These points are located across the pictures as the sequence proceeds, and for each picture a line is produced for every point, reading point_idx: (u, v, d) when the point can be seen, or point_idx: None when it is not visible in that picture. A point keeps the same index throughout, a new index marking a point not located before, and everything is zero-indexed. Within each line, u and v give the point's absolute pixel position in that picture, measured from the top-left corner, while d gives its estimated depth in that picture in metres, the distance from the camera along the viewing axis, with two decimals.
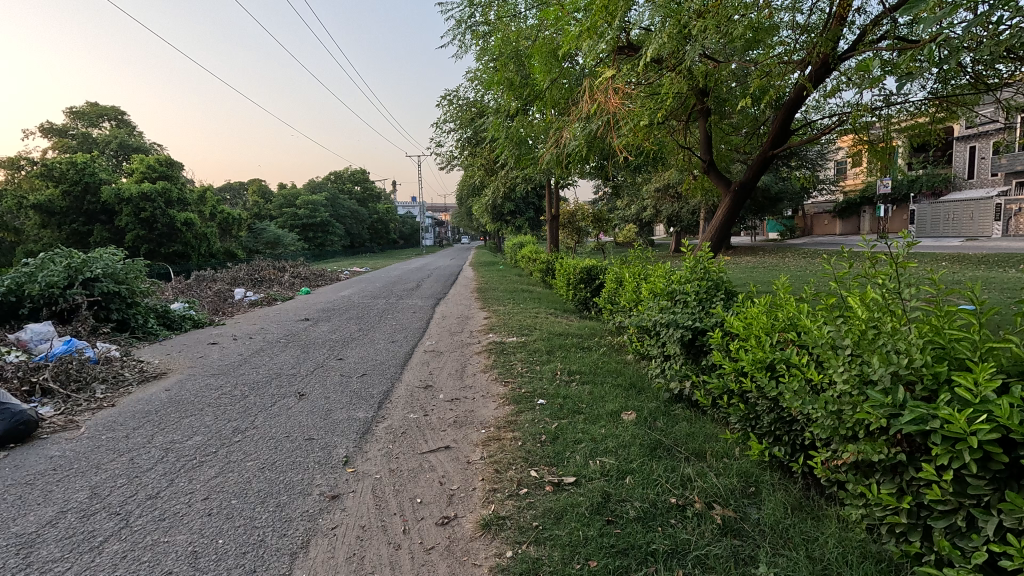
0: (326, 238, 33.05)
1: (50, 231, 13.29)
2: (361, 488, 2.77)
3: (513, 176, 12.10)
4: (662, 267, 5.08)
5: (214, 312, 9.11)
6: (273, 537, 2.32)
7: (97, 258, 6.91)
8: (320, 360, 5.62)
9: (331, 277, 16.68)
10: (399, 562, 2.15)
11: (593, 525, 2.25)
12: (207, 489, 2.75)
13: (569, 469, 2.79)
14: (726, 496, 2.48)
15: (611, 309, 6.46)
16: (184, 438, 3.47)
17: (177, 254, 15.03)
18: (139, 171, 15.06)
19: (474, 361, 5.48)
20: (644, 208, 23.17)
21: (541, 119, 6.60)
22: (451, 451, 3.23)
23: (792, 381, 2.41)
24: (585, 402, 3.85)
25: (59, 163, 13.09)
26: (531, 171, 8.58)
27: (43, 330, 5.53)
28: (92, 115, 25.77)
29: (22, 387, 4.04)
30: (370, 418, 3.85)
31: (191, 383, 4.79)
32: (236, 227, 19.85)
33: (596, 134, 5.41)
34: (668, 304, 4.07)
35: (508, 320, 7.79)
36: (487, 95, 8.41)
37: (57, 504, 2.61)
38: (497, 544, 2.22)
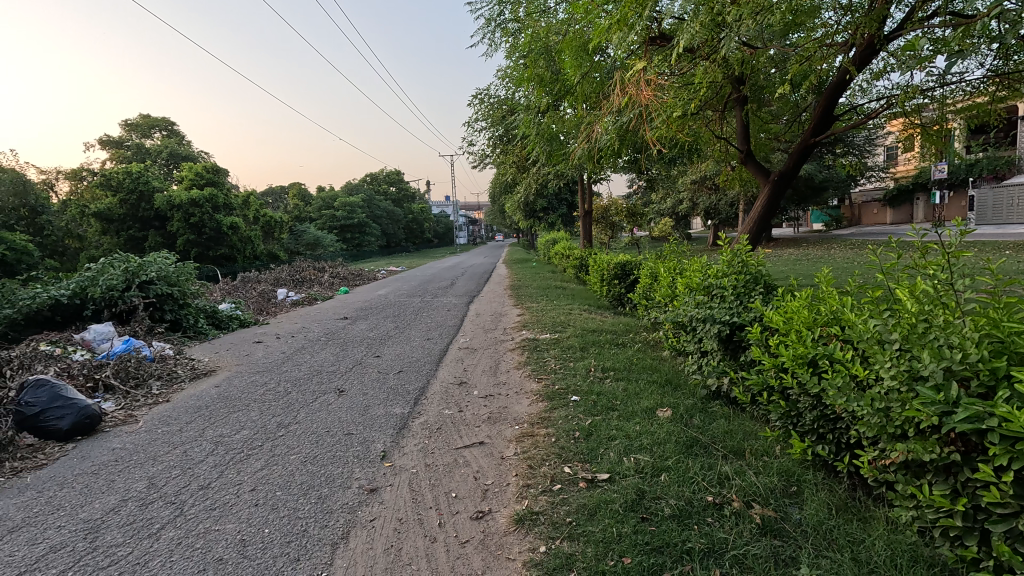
0: (363, 239, 33.80)
1: (110, 237, 14.14)
2: (398, 482, 2.84)
3: (545, 172, 12.06)
4: (698, 261, 4.97)
5: (259, 312, 9.49)
6: (316, 528, 2.41)
7: (151, 262, 7.31)
8: (358, 357, 5.77)
9: (368, 276, 17.07)
10: (434, 554, 2.19)
11: (627, 521, 2.24)
12: (254, 481, 2.89)
13: (602, 466, 2.78)
14: (765, 495, 2.41)
15: (647, 305, 6.36)
16: (232, 432, 3.64)
17: (224, 257, 15.71)
18: (188, 178, 15.81)
19: (507, 358, 5.51)
20: (680, 201, 22.67)
21: (572, 114, 6.55)
22: (485, 447, 3.27)
23: (836, 377, 2.32)
24: (619, 399, 3.82)
25: (116, 173, 13.90)
26: (563, 166, 8.53)
27: (105, 330, 5.87)
28: (145, 126, 27.25)
29: (87, 384, 4.33)
30: (406, 413, 3.94)
31: (238, 380, 5.02)
32: (278, 230, 20.56)
33: (628, 127, 5.32)
34: (704, 299, 3.98)
35: (541, 317, 7.78)
36: (518, 92, 8.41)
37: (119, 493, 2.80)
38: (530, 539, 2.23)
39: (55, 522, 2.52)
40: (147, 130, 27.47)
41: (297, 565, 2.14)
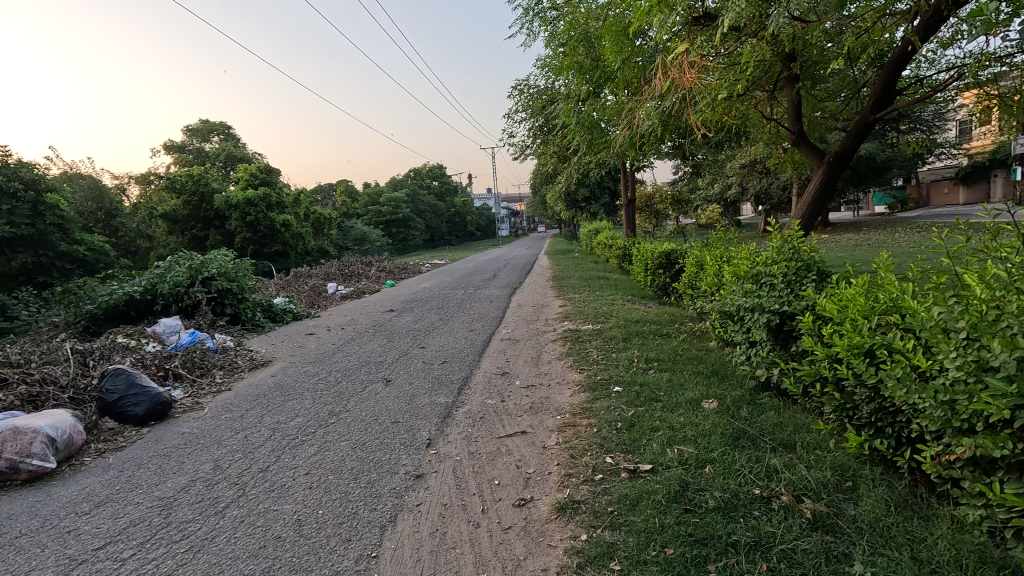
0: (407, 233, 34.51)
1: (175, 236, 15.09)
2: (443, 469, 2.92)
3: (586, 161, 11.92)
4: (746, 248, 4.80)
5: (311, 305, 9.90)
6: (366, 510, 2.52)
7: (212, 260, 7.78)
8: (404, 348, 5.94)
9: (413, 270, 17.46)
10: (478, 539, 2.25)
11: (670, 512, 2.22)
12: (308, 465, 3.04)
13: (645, 457, 2.76)
14: (817, 489, 2.32)
15: (692, 295, 6.20)
16: (288, 419, 3.84)
17: (278, 253, 16.45)
18: (244, 179, 16.60)
19: (549, 349, 5.53)
20: (728, 187, 21.85)
21: (613, 101, 6.43)
22: (528, 436, 3.30)
23: (895, 368, 2.20)
24: (663, 390, 3.76)
25: (179, 176, 14.77)
26: (604, 154, 8.39)
27: (173, 323, 6.29)
28: (205, 130, 28.76)
29: (158, 373, 4.68)
30: (450, 403, 4.04)
31: (293, 370, 5.27)
32: (327, 226, 21.30)
33: (671, 112, 5.18)
34: (752, 288, 3.85)
35: (583, 308, 7.74)
36: (558, 81, 8.33)
37: (189, 474, 3.02)
38: (572, 527, 2.25)
39: (134, 498, 2.76)
40: (206, 135, 29.01)
41: (348, 545, 2.25)
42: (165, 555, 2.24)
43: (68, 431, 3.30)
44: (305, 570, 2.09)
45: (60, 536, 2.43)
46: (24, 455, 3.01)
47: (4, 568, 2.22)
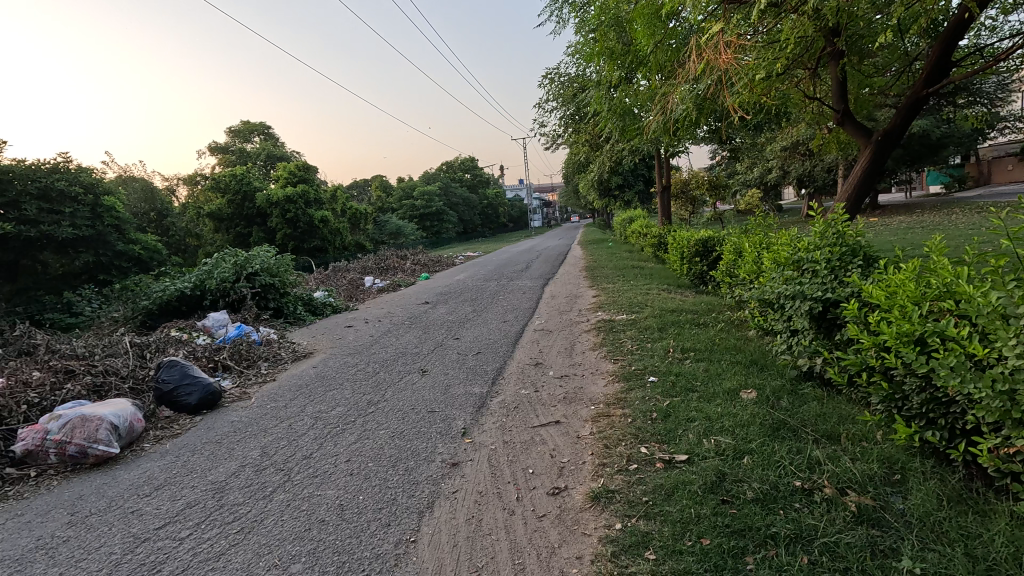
0: (441, 226, 34.84)
1: (221, 234, 15.75)
2: (478, 457, 2.97)
3: (619, 149, 11.72)
4: (786, 234, 4.64)
5: (349, 298, 10.18)
6: (404, 497, 2.60)
7: (256, 256, 8.09)
8: (439, 340, 6.03)
9: (447, 262, 17.65)
10: (513, 526, 2.29)
11: (706, 503, 2.19)
12: (349, 452, 3.16)
13: (681, 447, 2.73)
14: (863, 482, 2.24)
15: (730, 283, 6.04)
16: (329, 408, 3.98)
17: (317, 249, 16.93)
18: (283, 177, 17.12)
19: (583, 340, 5.50)
20: (769, 170, 21.06)
21: (646, 86, 6.28)
22: (562, 426, 3.32)
23: (947, 356, 2.10)
24: (699, 380, 3.69)
25: (223, 176, 15.37)
26: (637, 141, 8.23)
27: (221, 317, 6.60)
28: (246, 131, 29.75)
29: (209, 364, 4.92)
30: (485, 392, 4.09)
31: (333, 361, 5.45)
32: (363, 221, 21.75)
33: (706, 95, 5.03)
34: (794, 275, 3.72)
35: (617, 298, 7.66)
36: (589, 67, 8.20)
37: (238, 460, 3.18)
38: (606, 516, 2.25)
39: (190, 482, 2.93)
40: (248, 135, 29.99)
41: (388, 529, 2.33)
42: (219, 535, 2.38)
43: (129, 418, 3.52)
44: (348, 552, 2.18)
45: (125, 515, 2.62)
46: (91, 441, 3.24)
47: (77, 544, 2.41)
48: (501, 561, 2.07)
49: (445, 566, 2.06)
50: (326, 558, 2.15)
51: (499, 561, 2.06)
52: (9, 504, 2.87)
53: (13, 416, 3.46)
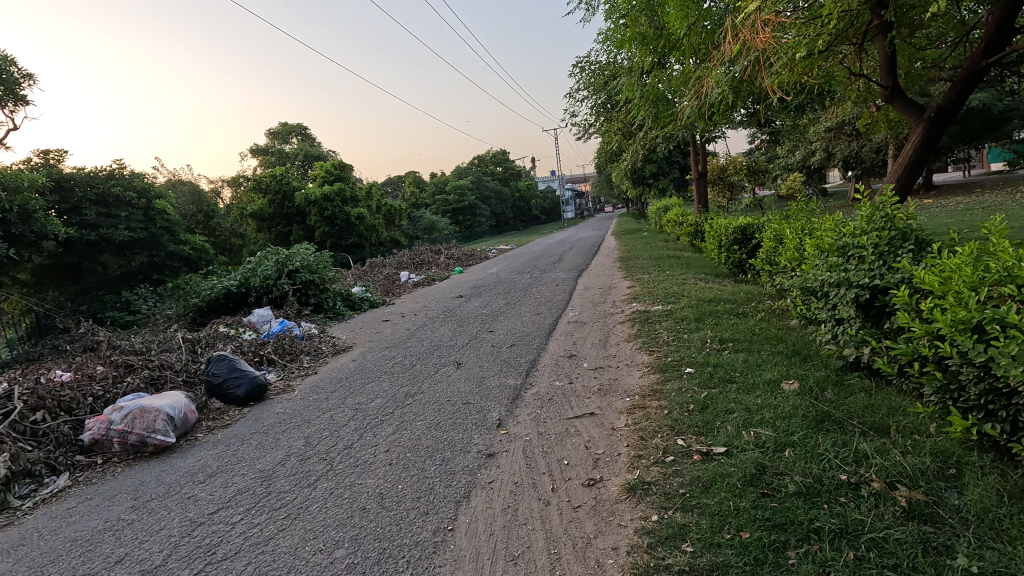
0: (474, 220, 35.06)
1: (264, 233, 16.34)
2: (513, 448, 3.00)
3: (652, 136, 11.47)
4: (831, 218, 4.45)
5: (386, 293, 10.39)
6: (441, 486, 2.66)
7: (296, 253, 8.36)
8: (473, 332, 6.09)
9: (480, 256, 17.74)
10: (549, 517, 2.30)
11: (746, 496, 2.14)
12: (388, 443, 3.24)
13: (719, 439, 2.67)
14: (915, 477, 2.14)
15: (771, 271, 5.85)
16: (369, 400, 4.10)
17: (354, 245, 17.33)
18: (320, 176, 17.54)
19: (617, 331, 5.45)
20: (812, 153, 20.15)
21: (679, 71, 6.11)
22: (596, 417, 3.30)
23: (1008, 344, 1.98)
24: (738, 371, 3.60)
25: (264, 177, 15.90)
26: (671, 127, 8.03)
27: (265, 313, 6.85)
28: (285, 132, 30.64)
29: (254, 358, 5.14)
30: (519, 384, 4.13)
31: (372, 354, 5.60)
32: (397, 217, 22.11)
33: (743, 76, 4.85)
34: (838, 262, 3.56)
35: (652, 288, 7.54)
36: (620, 54, 8.04)
37: (284, 449, 3.32)
38: (642, 508, 2.24)
39: (240, 470, 3.09)
40: (286, 137, 30.88)
41: (427, 517, 2.39)
42: (268, 520, 2.49)
43: (184, 410, 3.72)
44: (388, 539, 2.25)
45: (183, 501, 2.78)
46: (150, 431, 3.44)
47: (140, 527, 2.57)
48: (537, 550, 2.09)
49: (482, 555, 2.10)
50: (367, 544, 2.22)
51: (535, 551, 2.09)
52: (80, 489, 3.10)
53: (81, 407, 3.72)
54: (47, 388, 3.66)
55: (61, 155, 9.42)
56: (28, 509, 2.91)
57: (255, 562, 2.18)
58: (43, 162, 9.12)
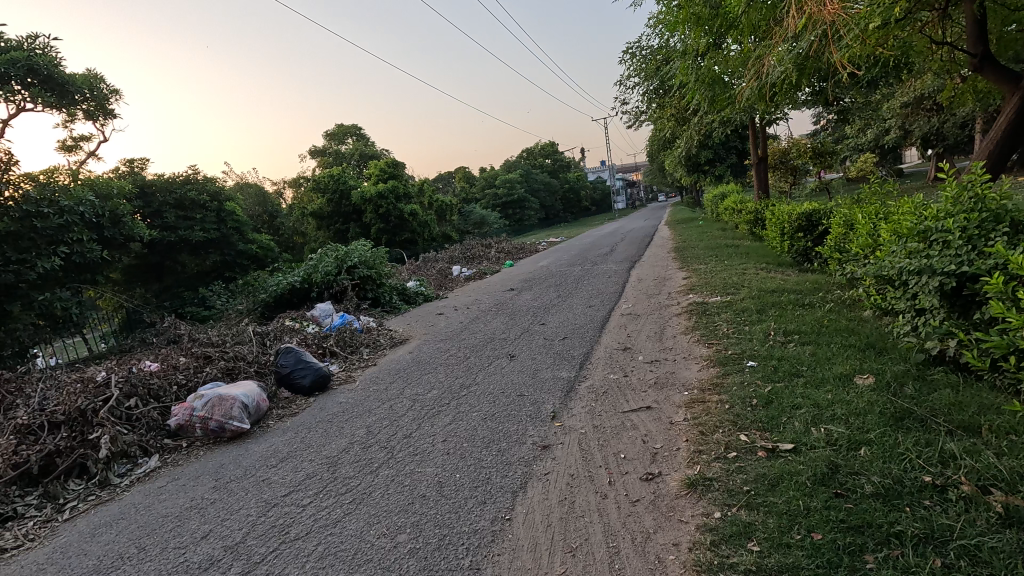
0: (523, 213, 35.11)
1: (324, 231, 17.07)
2: (569, 441, 3.00)
3: (708, 121, 11.00)
4: (909, 200, 4.12)
5: (439, 287, 10.60)
6: (498, 477, 2.69)
7: (354, 250, 8.68)
8: (525, 325, 6.11)
9: (531, 249, 17.73)
10: (606, 510, 2.28)
11: (817, 496, 2.04)
12: (444, 433, 3.33)
13: (785, 435, 2.55)
14: (1012, 480, 1.95)
15: (841, 259, 5.49)
16: (425, 391, 4.22)
17: (407, 241, 17.76)
18: (374, 174, 18.05)
19: (673, 324, 5.30)
20: (887, 131, 18.65)
21: (737, 51, 5.81)
22: (653, 411, 3.24)
23: None
24: (805, 364, 3.42)
25: (323, 178, 16.58)
26: (728, 111, 7.68)
27: (327, 307, 7.17)
28: (341, 133, 31.79)
29: (318, 350, 5.40)
30: (573, 377, 4.11)
31: (428, 347, 5.74)
32: (448, 212, 22.47)
33: (809, 53, 4.55)
34: (919, 248, 3.29)
35: (710, 279, 7.27)
36: (674, 38, 7.76)
37: (348, 437, 3.47)
38: (704, 504, 2.18)
39: (308, 456, 3.26)
40: (343, 138, 31.95)
41: (484, 506, 2.43)
42: (335, 504, 2.62)
43: (256, 398, 3.97)
44: (448, 526, 2.31)
45: (258, 483, 2.97)
46: (227, 417, 3.70)
47: (222, 506, 2.77)
48: (595, 543, 2.08)
49: (540, 545, 2.11)
50: (428, 531, 2.29)
51: (593, 543, 2.08)
52: (168, 469, 3.37)
53: (167, 394, 4.04)
54: (138, 376, 4.00)
55: (144, 163, 10.20)
56: (126, 486, 3.21)
57: (324, 543, 2.30)
58: (129, 170, 9.92)
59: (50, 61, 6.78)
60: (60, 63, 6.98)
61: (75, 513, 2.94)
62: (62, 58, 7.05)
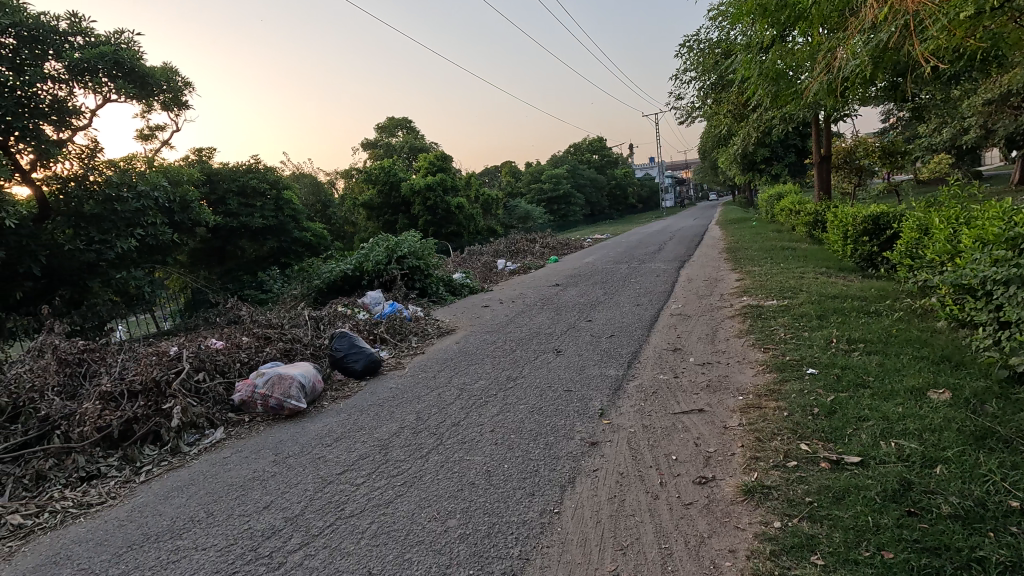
0: (568, 209, 34.84)
1: (373, 221, 17.52)
2: (617, 439, 2.97)
3: (768, 118, 10.54)
4: (996, 203, 3.81)
5: (484, 280, 10.70)
6: (546, 470, 2.70)
7: (404, 240, 8.86)
8: (571, 321, 6.07)
9: (575, 245, 17.60)
10: (658, 511, 2.25)
11: (888, 513, 1.93)
12: (492, 423, 3.36)
13: (851, 448, 2.43)
14: None
15: (911, 265, 5.16)
16: (473, 381, 4.27)
17: (452, 234, 17.99)
18: (424, 167, 18.33)
19: (726, 326, 5.14)
20: (967, 130, 17.24)
21: (805, 44, 5.53)
22: (705, 415, 3.16)
23: None
24: (872, 375, 3.24)
25: (374, 169, 17.01)
26: (791, 107, 7.33)
27: (377, 295, 7.38)
28: (392, 126, 32.45)
29: (369, 336, 5.57)
30: (621, 375, 4.06)
31: (474, 338, 5.81)
32: (493, 206, 22.59)
33: (887, 45, 4.26)
34: (1008, 257, 3.03)
35: (765, 281, 6.99)
36: (737, 30, 7.48)
37: (398, 422, 3.57)
38: (762, 512, 2.11)
39: (361, 437, 3.38)
40: (393, 130, 32.58)
41: (533, 498, 2.45)
42: (387, 485, 2.70)
43: (312, 379, 4.14)
44: (498, 515, 2.34)
45: (315, 460, 3.10)
46: (286, 396, 3.88)
47: (282, 479, 2.91)
48: (647, 543, 2.05)
49: (590, 541, 2.11)
50: (478, 518, 2.33)
51: (644, 543, 2.05)
52: (232, 442, 3.57)
53: (231, 370, 4.28)
54: (206, 353, 4.25)
55: (212, 152, 10.76)
56: (194, 455, 3.42)
57: (378, 522, 2.38)
58: (197, 159, 10.50)
59: (132, 55, 7.26)
60: (142, 56, 7.47)
61: (150, 476, 3.17)
62: (144, 51, 7.55)
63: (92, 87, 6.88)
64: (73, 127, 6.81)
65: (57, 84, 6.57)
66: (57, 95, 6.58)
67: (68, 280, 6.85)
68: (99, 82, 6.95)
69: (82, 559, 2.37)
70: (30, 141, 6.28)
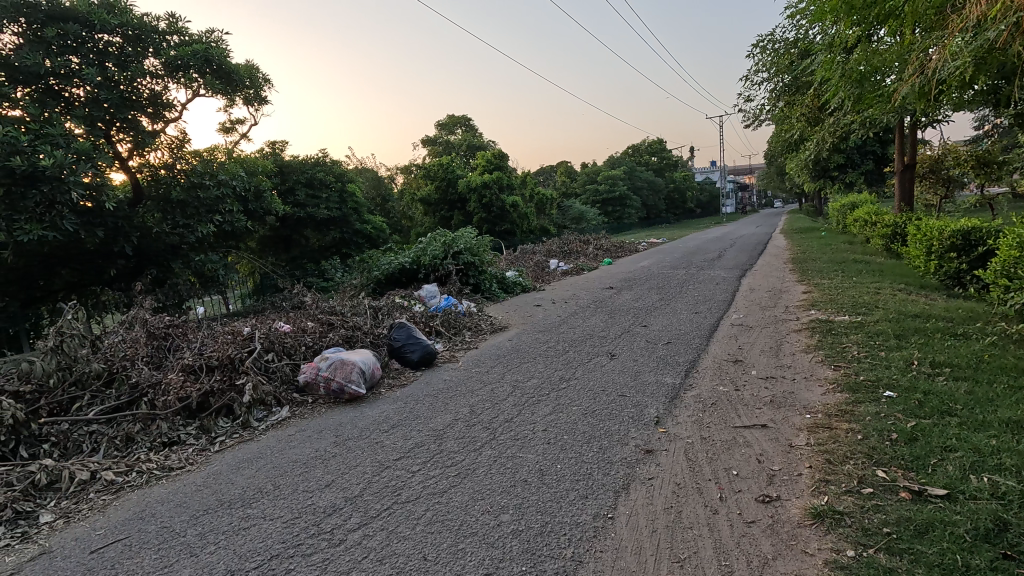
0: (623, 211, 34.21)
1: (430, 216, 17.90)
2: (674, 448, 2.89)
3: (846, 122, 9.93)
4: None
5: (536, 279, 10.73)
6: (600, 474, 2.67)
7: (461, 236, 9.01)
8: (626, 325, 5.96)
9: (629, 248, 17.26)
10: (717, 525, 2.18)
11: (980, 554, 1.78)
12: (545, 422, 3.36)
13: (936, 479, 2.25)
14: None
15: (1008, 285, 4.70)
16: (526, 378, 4.29)
17: (506, 232, 18.09)
18: (481, 164, 18.54)
19: (791, 340, 4.90)
20: None
21: (894, 43, 5.18)
22: (769, 431, 3.02)
23: None
24: (960, 403, 2.99)
25: (433, 166, 17.36)
26: (872, 110, 6.87)
27: (432, 289, 7.54)
28: (451, 124, 32.92)
29: (425, 328, 5.70)
30: (677, 383, 3.95)
31: (527, 336, 5.83)
32: (547, 205, 22.54)
33: (992, 45, 3.89)
34: None
35: (835, 295, 6.61)
36: (817, 30, 7.09)
37: (453, 414, 3.63)
38: (833, 539, 2.00)
39: (415, 426, 3.46)
40: (452, 128, 33.04)
41: (586, 501, 2.43)
42: (441, 475, 2.76)
43: (372, 366, 4.29)
44: (551, 514, 2.34)
45: (372, 445, 3.21)
46: (347, 380, 4.05)
47: (342, 460, 3.03)
48: (706, 558, 1.99)
49: (644, 549, 2.07)
50: (531, 515, 2.33)
51: (704, 558, 1.99)
52: (296, 420, 3.77)
53: (297, 352, 4.51)
54: (275, 335, 4.49)
55: (284, 144, 11.34)
56: (262, 430, 3.63)
57: (432, 509, 2.44)
58: (271, 151, 11.10)
59: (220, 52, 7.76)
60: (228, 54, 7.97)
61: (222, 447, 3.39)
62: (231, 49, 8.04)
63: (184, 82, 7.41)
64: (165, 120, 7.37)
65: (155, 80, 7.13)
66: (154, 89, 7.13)
67: (155, 261, 7.42)
68: (190, 78, 7.48)
69: (164, 517, 2.56)
70: (130, 131, 6.85)
